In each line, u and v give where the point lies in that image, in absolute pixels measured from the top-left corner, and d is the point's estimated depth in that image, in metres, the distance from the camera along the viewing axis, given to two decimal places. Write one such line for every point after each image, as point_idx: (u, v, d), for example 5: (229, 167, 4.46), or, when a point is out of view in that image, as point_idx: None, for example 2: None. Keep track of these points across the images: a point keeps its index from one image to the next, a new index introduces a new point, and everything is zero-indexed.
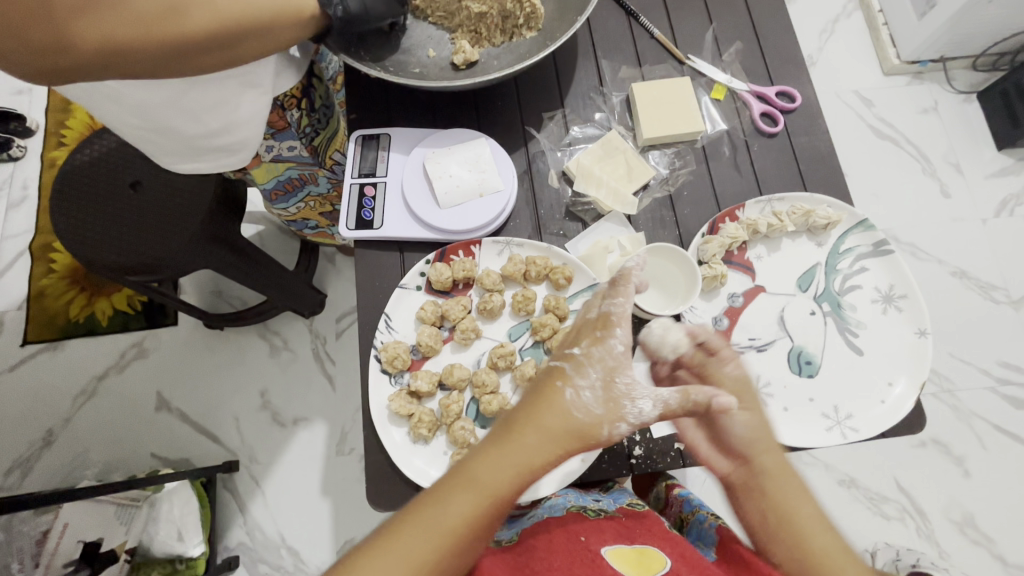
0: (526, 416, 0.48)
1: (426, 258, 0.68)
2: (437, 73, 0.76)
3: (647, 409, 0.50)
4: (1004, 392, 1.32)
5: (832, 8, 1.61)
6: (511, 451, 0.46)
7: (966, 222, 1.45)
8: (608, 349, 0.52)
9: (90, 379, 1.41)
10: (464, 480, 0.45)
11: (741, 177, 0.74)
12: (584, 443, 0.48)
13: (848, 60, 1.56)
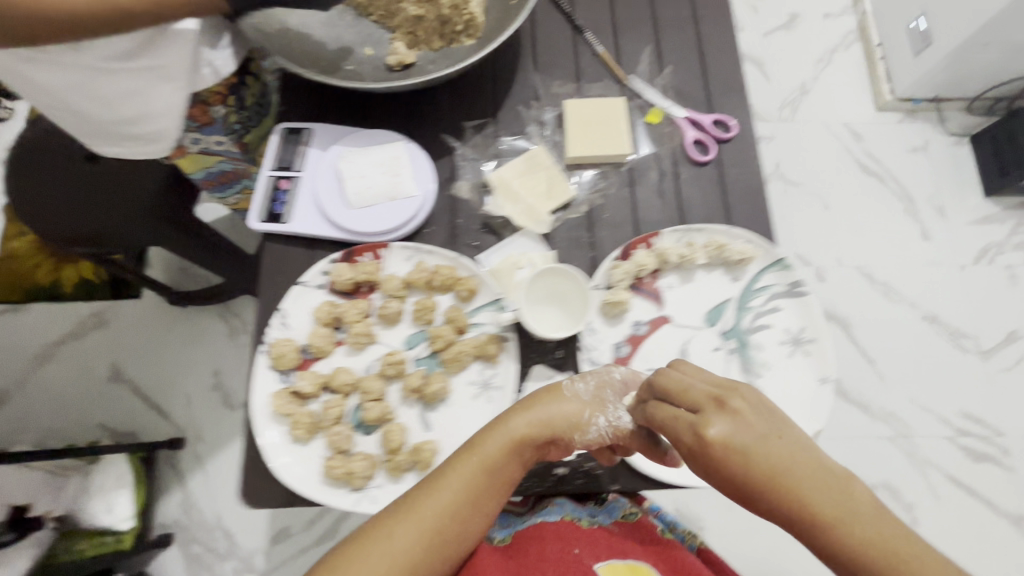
0: (527, 400, 0.57)
1: (331, 257, 0.67)
2: (370, 72, 0.74)
3: (627, 418, 0.56)
4: (962, 444, 1.26)
5: (832, 37, 1.55)
6: (510, 425, 0.55)
7: (944, 267, 1.38)
8: (606, 371, 0.59)
9: (48, 343, 1.42)
10: (468, 447, 0.54)
11: (664, 205, 0.73)
12: (571, 424, 0.56)
13: (843, 90, 1.50)
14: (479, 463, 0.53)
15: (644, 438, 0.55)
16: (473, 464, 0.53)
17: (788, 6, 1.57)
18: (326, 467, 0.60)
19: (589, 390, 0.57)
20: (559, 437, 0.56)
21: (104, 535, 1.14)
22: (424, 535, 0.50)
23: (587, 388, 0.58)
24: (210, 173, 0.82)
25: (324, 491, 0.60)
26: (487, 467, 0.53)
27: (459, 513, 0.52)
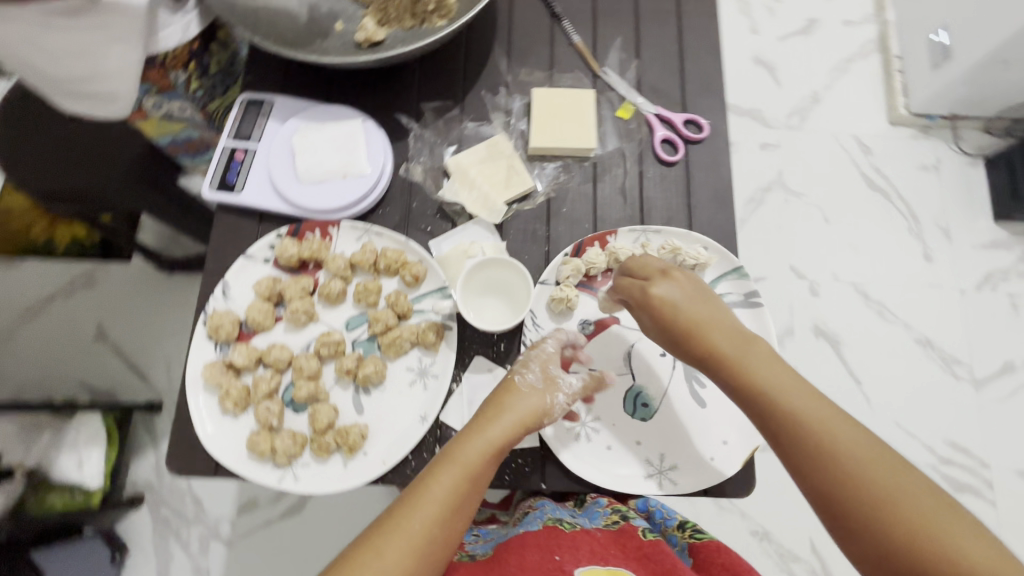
0: (489, 404, 0.57)
1: (279, 232, 0.66)
2: (339, 47, 0.73)
3: (576, 381, 0.61)
4: (944, 472, 1.23)
5: (850, 46, 1.47)
6: (488, 428, 0.55)
7: (943, 290, 1.33)
8: (541, 348, 0.61)
9: (37, 299, 1.44)
10: (446, 456, 0.53)
11: (625, 203, 0.71)
12: (535, 416, 0.57)
13: (856, 101, 1.44)
14: (464, 471, 0.52)
15: (590, 386, 0.62)
16: (456, 473, 0.52)
17: (806, 10, 1.49)
18: (250, 441, 0.59)
19: (540, 375, 0.59)
20: (530, 429, 0.57)
21: (73, 492, 1.14)
22: (417, 554, 0.48)
23: (536, 374, 0.59)
24: (176, 140, 0.84)
25: (248, 465, 0.60)
26: (472, 473, 0.52)
27: (442, 527, 0.50)
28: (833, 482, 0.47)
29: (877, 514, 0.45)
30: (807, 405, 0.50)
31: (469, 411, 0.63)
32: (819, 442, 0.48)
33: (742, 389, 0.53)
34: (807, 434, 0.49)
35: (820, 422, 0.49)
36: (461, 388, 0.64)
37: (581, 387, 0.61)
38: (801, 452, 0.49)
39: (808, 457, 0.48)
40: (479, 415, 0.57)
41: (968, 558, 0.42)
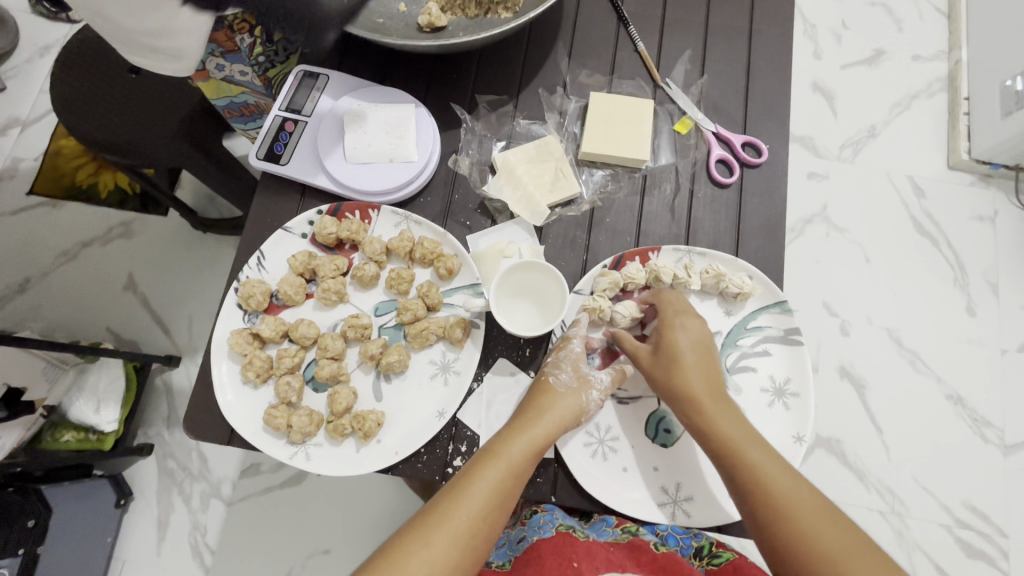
0: (529, 405, 0.58)
1: (319, 208, 0.66)
2: (400, 28, 0.73)
3: (607, 377, 0.61)
4: (958, 536, 1.18)
5: (916, 82, 1.41)
6: (529, 429, 0.55)
7: (983, 347, 1.27)
8: (568, 350, 0.60)
9: (75, 242, 1.47)
10: (489, 455, 0.53)
11: (671, 221, 0.69)
12: (573, 417, 0.58)
13: (916, 141, 1.38)
14: (507, 469, 0.53)
15: (619, 379, 0.61)
16: (501, 472, 0.52)
17: (875, 39, 1.42)
18: (267, 415, 0.59)
19: (574, 375, 0.59)
20: (568, 429, 0.58)
21: (88, 432, 1.20)
22: (461, 549, 0.49)
23: (569, 374, 0.59)
24: (233, 103, 0.85)
25: (263, 438, 0.59)
26: (514, 472, 0.53)
27: (485, 523, 0.50)
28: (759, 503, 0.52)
29: (795, 537, 0.50)
30: (744, 433, 0.55)
31: (486, 413, 0.62)
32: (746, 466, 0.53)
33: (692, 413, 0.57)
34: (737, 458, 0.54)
35: (751, 450, 0.54)
36: (480, 389, 0.62)
37: (613, 381, 0.61)
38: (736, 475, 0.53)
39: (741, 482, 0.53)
40: (520, 415, 0.57)
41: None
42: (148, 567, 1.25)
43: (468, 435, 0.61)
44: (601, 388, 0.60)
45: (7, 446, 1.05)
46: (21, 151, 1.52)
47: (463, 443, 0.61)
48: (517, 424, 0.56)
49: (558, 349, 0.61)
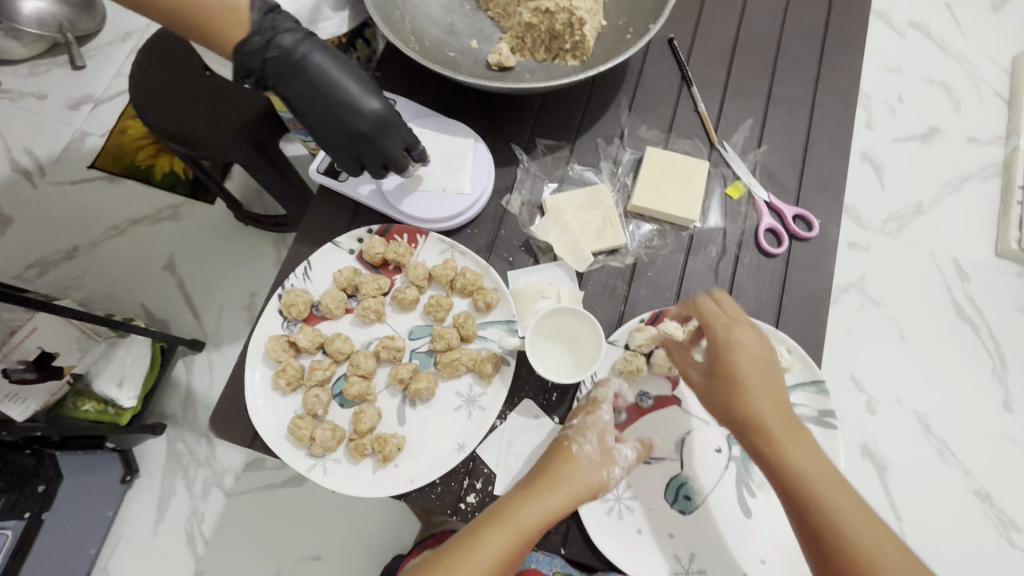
0: (547, 469, 0.56)
1: (370, 228, 0.68)
2: (469, 63, 0.75)
3: (631, 454, 0.59)
4: None
5: (971, 164, 1.38)
6: (543, 497, 0.54)
7: (1018, 447, 1.21)
8: (598, 416, 0.59)
9: (125, 219, 1.53)
10: (499, 519, 0.53)
11: (715, 283, 0.68)
12: (590, 491, 0.56)
13: (965, 223, 1.35)
14: (512, 537, 0.52)
15: (642, 456, 0.60)
16: (506, 537, 0.51)
17: (930, 116, 1.39)
18: (292, 424, 0.60)
19: (599, 448, 0.58)
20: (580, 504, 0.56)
21: (107, 405, 1.23)
22: None
23: (594, 445, 0.58)
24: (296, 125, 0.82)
25: (284, 447, 0.60)
26: (521, 540, 0.52)
27: None
28: (834, 548, 0.49)
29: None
30: (815, 465, 0.51)
31: (505, 453, 0.62)
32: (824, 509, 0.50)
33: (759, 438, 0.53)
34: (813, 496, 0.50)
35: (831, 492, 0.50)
36: (504, 426, 0.62)
37: (635, 459, 0.60)
38: (813, 521, 0.50)
39: (815, 526, 0.50)
40: (538, 476, 0.56)
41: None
42: (142, 547, 1.25)
43: (485, 473, 0.61)
44: (622, 462, 0.59)
45: (29, 408, 1.11)
46: (89, 127, 1.60)
47: (479, 480, 0.61)
48: (533, 486, 0.55)
49: (584, 413, 0.60)
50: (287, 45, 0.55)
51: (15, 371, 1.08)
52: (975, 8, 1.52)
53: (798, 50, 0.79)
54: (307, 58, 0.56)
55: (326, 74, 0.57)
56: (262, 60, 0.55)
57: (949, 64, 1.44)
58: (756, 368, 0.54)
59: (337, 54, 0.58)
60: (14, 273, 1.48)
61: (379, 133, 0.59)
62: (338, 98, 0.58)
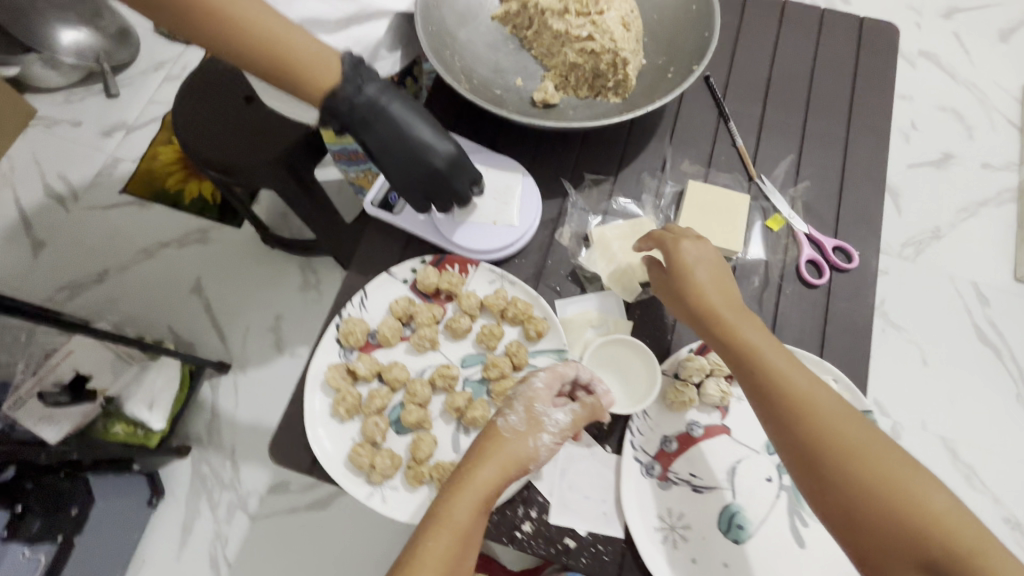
0: (477, 447, 0.57)
1: (423, 258, 0.70)
2: (514, 101, 0.78)
3: (563, 419, 0.59)
4: None
5: (989, 188, 1.39)
6: (473, 477, 0.54)
7: None
8: (529, 385, 0.61)
9: (155, 243, 1.55)
10: (433, 522, 0.52)
11: (759, 312, 0.70)
12: (522, 459, 0.57)
13: (985, 249, 1.35)
14: (451, 534, 0.51)
15: (580, 420, 0.59)
16: (448, 540, 0.50)
17: (943, 142, 1.42)
18: (353, 451, 0.61)
19: (524, 418, 0.59)
20: (513, 477, 0.56)
21: (136, 427, 1.19)
22: None
23: (520, 414, 0.59)
24: (345, 150, 0.92)
25: (344, 474, 0.61)
26: (460, 535, 0.51)
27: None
28: (785, 406, 0.53)
29: (856, 472, 0.48)
30: (762, 339, 0.56)
31: (559, 482, 0.63)
32: (809, 408, 0.52)
33: (740, 352, 0.56)
34: (796, 396, 0.52)
35: (811, 390, 0.53)
36: (558, 454, 0.64)
37: (568, 424, 0.59)
38: (789, 416, 0.52)
39: (767, 390, 0.54)
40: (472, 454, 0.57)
41: (943, 510, 0.46)
42: None
43: (540, 501, 0.62)
44: (556, 430, 0.58)
45: (61, 431, 1.08)
46: (121, 152, 1.63)
47: (533, 508, 0.62)
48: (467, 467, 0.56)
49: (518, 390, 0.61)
50: (372, 95, 0.59)
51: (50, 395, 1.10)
52: (981, 38, 1.55)
53: (830, 88, 0.82)
54: (389, 106, 0.60)
55: (408, 121, 0.61)
56: (351, 106, 0.58)
57: (959, 92, 1.47)
58: (700, 264, 0.61)
59: (411, 102, 0.62)
60: (45, 296, 1.48)
61: (453, 172, 0.64)
62: (418, 141, 0.62)
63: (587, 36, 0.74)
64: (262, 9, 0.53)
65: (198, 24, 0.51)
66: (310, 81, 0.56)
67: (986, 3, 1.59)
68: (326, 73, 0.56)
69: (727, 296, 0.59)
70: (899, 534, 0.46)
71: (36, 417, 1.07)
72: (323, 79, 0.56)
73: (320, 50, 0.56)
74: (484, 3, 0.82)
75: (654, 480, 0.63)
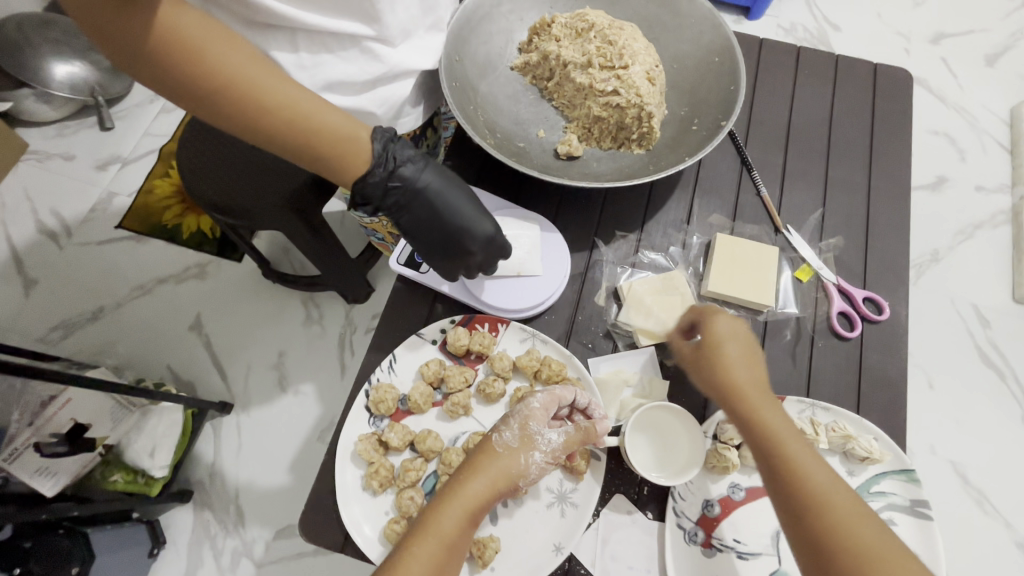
0: (465, 465, 0.57)
1: (453, 318, 0.69)
2: (539, 153, 0.78)
3: (557, 439, 0.59)
4: None
5: (977, 211, 1.27)
6: (460, 496, 0.54)
7: None
8: (525, 404, 0.61)
9: (152, 277, 1.39)
10: (421, 528, 0.51)
11: (794, 368, 0.69)
12: (511, 476, 0.56)
13: (995, 274, 1.21)
14: (438, 543, 0.50)
15: (574, 441, 0.59)
16: (435, 549, 0.50)
17: (937, 164, 1.32)
18: (388, 529, 0.59)
19: (518, 435, 0.59)
20: (501, 493, 0.56)
21: (137, 474, 1.07)
22: None
23: (513, 432, 0.59)
24: None
25: (379, 553, 0.59)
26: (448, 545, 0.51)
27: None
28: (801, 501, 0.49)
29: None
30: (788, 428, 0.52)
31: (601, 551, 0.62)
32: (809, 483, 0.49)
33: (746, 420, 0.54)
34: (798, 469, 0.50)
35: (812, 463, 0.50)
36: (598, 524, 0.62)
37: (560, 444, 0.59)
38: (805, 512, 0.49)
39: (785, 481, 0.50)
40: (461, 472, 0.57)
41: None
42: None
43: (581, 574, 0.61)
44: (548, 448, 0.59)
45: (60, 483, 0.94)
46: (118, 186, 1.50)
47: None
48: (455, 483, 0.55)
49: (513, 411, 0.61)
50: (409, 176, 0.59)
51: (47, 446, 0.92)
52: (969, 63, 1.44)
53: (850, 135, 0.83)
54: (425, 189, 0.61)
55: (448, 201, 0.62)
56: (384, 190, 0.58)
57: (948, 113, 1.38)
58: (736, 345, 0.57)
59: (448, 180, 0.63)
60: (37, 336, 1.32)
61: (489, 249, 0.65)
62: (456, 220, 0.63)
63: (612, 91, 0.73)
64: (299, 93, 0.52)
65: (232, 109, 0.49)
66: (347, 164, 0.55)
67: (971, 27, 1.49)
68: (363, 157, 0.56)
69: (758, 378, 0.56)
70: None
71: (33, 469, 0.91)
72: (359, 164, 0.56)
73: (356, 130, 0.55)
74: (503, 55, 0.82)
75: (699, 548, 0.61)
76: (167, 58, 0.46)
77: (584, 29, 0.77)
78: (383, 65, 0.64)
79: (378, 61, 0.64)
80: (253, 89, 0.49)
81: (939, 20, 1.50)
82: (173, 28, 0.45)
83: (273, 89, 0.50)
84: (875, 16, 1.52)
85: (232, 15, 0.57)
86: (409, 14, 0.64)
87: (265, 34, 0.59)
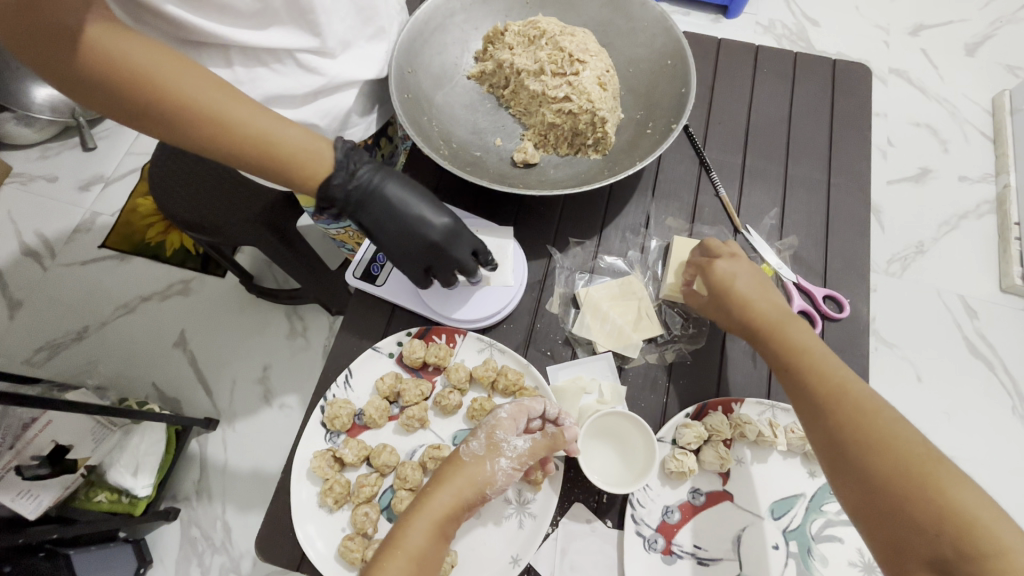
0: (435, 476, 0.56)
1: (409, 331, 0.69)
2: (496, 161, 0.77)
3: (522, 445, 0.58)
4: None
5: (963, 199, 1.25)
6: (428, 506, 0.53)
7: None
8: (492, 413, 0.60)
9: (136, 296, 1.36)
10: (391, 542, 0.51)
11: (753, 370, 0.69)
12: (478, 487, 0.56)
13: (981, 263, 1.18)
14: (407, 556, 0.50)
15: (540, 447, 0.58)
16: (404, 563, 0.49)
17: (919, 157, 1.30)
18: (343, 547, 0.58)
19: (484, 443, 0.58)
20: (470, 502, 0.55)
21: (121, 494, 1.04)
22: None
23: (480, 441, 0.58)
24: None
25: (333, 569, 0.58)
26: (415, 560, 0.50)
27: None
28: (829, 406, 0.51)
29: (905, 475, 0.46)
30: (812, 343, 0.56)
31: (560, 562, 0.61)
32: (843, 399, 0.51)
33: (779, 346, 0.56)
34: (830, 389, 0.52)
35: (848, 383, 0.52)
36: (556, 534, 0.62)
37: (526, 451, 0.57)
38: (836, 415, 0.50)
39: (810, 387, 0.53)
40: (432, 482, 0.56)
41: (971, 508, 0.43)
42: None
43: None
44: (514, 455, 0.57)
45: (42, 504, 0.91)
46: (101, 206, 1.45)
47: None
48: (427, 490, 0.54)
49: (480, 424, 0.60)
50: (367, 176, 0.59)
51: (29, 468, 0.89)
52: (949, 53, 1.43)
53: (810, 132, 0.82)
54: (383, 187, 0.61)
55: (406, 201, 0.62)
56: (346, 192, 0.58)
57: (929, 105, 1.36)
58: (753, 280, 0.61)
59: (405, 181, 0.63)
60: (22, 358, 1.28)
61: (449, 242, 0.63)
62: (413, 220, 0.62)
63: (564, 98, 0.73)
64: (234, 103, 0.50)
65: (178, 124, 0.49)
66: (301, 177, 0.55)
67: (950, 17, 1.47)
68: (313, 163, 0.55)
69: (782, 307, 0.59)
70: (915, 524, 0.44)
71: (15, 493, 0.87)
72: (318, 172, 0.56)
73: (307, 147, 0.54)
74: (458, 64, 0.82)
75: (659, 555, 0.60)
76: (94, 82, 0.46)
77: (536, 36, 0.76)
78: (322, 77, 0.63)
79: (318, 74, 0.63)
80: (177, 93, 0.48)
81: (916, 11, 1.48)
82: (104, 53, 0.45)
83: (197, 91, 0.48)
84: (853, 10, 1.50)
85: (168, 37, 0.58)
86: (348, 22, 0.64)
87: (205, 53, 0.59)
